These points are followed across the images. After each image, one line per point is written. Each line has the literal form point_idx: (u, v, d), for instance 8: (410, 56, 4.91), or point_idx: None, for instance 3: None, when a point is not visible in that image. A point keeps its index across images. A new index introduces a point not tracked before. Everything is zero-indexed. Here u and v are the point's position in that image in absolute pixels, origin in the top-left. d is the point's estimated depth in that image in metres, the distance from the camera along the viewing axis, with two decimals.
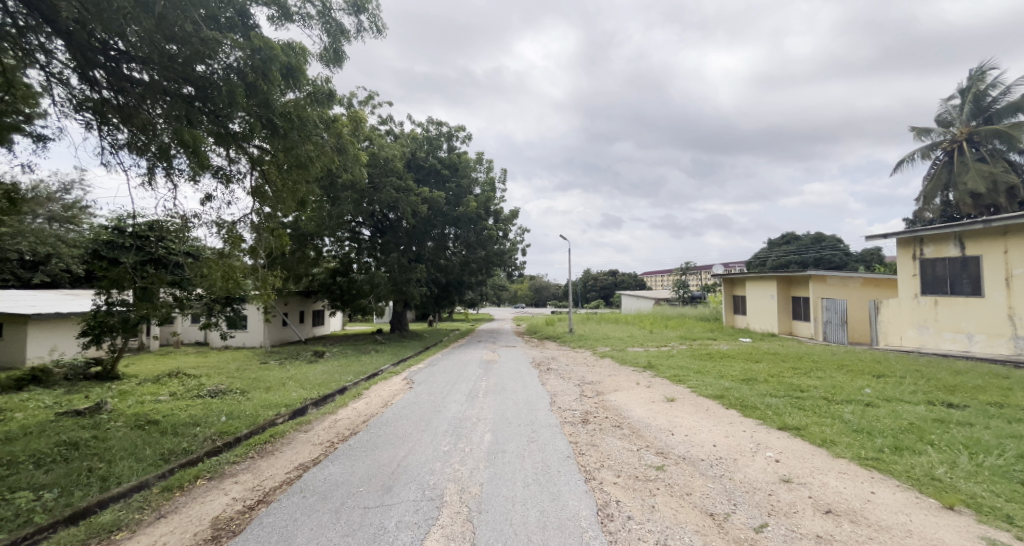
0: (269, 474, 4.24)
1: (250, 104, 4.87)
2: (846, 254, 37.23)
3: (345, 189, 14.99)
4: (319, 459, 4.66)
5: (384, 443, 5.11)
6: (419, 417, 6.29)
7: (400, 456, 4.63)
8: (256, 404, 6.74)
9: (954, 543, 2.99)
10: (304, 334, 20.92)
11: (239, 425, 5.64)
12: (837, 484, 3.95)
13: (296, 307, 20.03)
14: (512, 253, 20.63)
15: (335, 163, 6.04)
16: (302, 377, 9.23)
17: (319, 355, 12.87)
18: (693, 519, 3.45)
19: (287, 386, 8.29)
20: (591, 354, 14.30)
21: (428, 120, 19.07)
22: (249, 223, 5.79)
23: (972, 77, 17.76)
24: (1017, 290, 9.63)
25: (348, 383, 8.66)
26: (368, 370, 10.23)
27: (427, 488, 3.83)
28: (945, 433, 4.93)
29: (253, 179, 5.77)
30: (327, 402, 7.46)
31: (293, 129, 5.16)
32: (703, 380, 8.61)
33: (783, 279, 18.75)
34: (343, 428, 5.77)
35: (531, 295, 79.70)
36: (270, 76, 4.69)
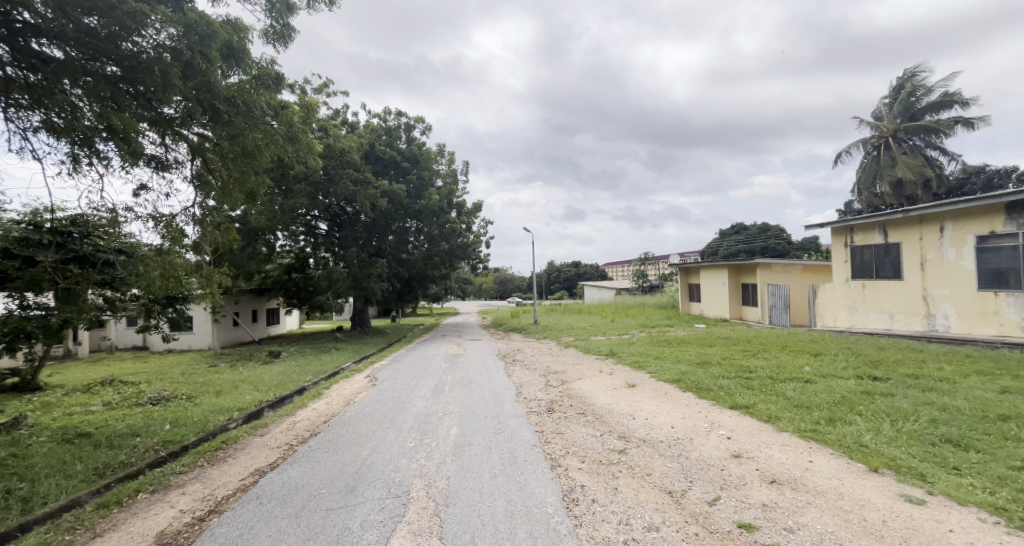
0: (222, 482, 4.12)
1: (187, 88, 4.62)
2: (789, 242, 39.62)
3: (297, 180, 14.38)
4: (277, 463, 4.55)
5: (347, 442, 5.05)
6: (384, 414, 6.25)
7: (364, 455, 4.59)
8: (204, 410, 6.46)
9: (876, 501, 3.34)
10: (257, 335, 20.06)
11: (186, 433, 5.40)
12: (780, 456, 4.30)
13: (247, 306, 19.15)
14: (476, 245, 20.56)
15: (286, 153, 5.86)
16: (256, 379, 8.90)
17: (275, 356, 12.41)
18: (653, 498, 3.66)
19: (239, 389, 8.00)
20: (556, 344, 14.60)
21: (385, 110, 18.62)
22: (190, 216, 5.51)
23: (904, 78, 19.37)
24: (930, 273, 10.63)
25: (308, 383, 8.46)
26: (328, 369, 9.99)
27: (393, 485, 3.85)
28: (872, 404, 5.42)
29: (194, 167, 5.48)
30: (284, 403, 7.25)
31: (237, 115, 5.00)
32: (661, 365, 9.03)
33: (735, 267, 19.74)
34: (302, 430, 5.64)
35: (494, 288, 79.67)
36: (209, 55, 4.52)
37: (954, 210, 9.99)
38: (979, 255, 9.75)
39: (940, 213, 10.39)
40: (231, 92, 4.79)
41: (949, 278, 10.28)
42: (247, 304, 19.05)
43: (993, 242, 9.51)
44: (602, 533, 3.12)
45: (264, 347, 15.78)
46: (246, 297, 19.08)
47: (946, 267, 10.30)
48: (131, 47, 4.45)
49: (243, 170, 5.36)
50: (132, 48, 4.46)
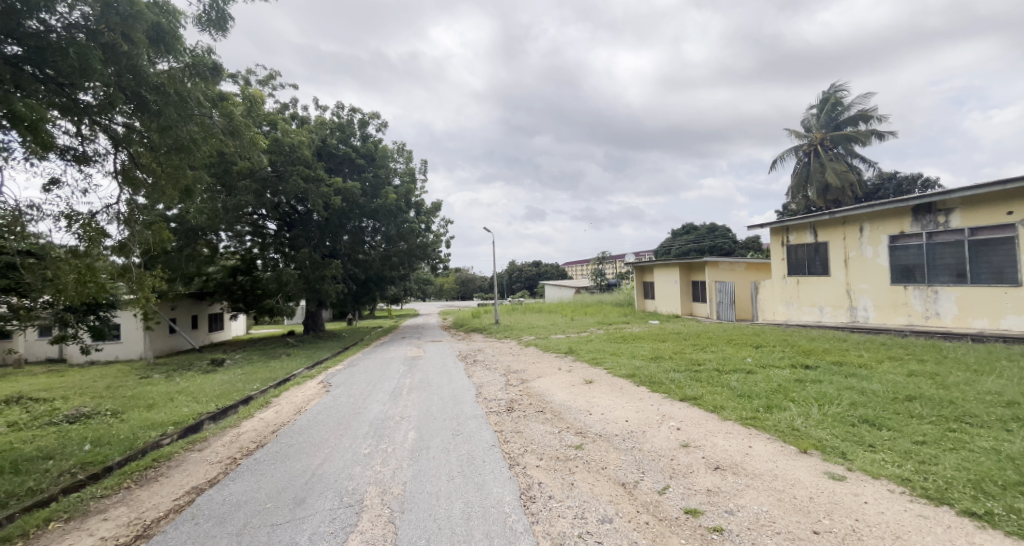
0: (152, 504, 3.88)
1: (108, 73, 4.32)
2: (734, 241, 41.91)
3: (242, 176, 13.60)
4: (217, 478, 4.34)
5: (297, 452, 4.89)
6: (338, 420, 6.08)
7: (316, 465, 4.47)
8: (132, 426, 6.02)
9: (805, 480, 3.63)
10: (198, 342, 18.89)
11: (110, 452, 5.02)
12: (724, 443, 4.57)
13: (186, 311, 18.00)
14: (436, 245, 20.34)
15: (227, 148, 5.60)
16: (195, 389, 8.42)
17: (218, 364, 11.75)
18: (607, 490, 3.80)
19: (175, 401, 7.52)
20: (516, 343, 14.71)
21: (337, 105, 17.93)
22: (113, 214, 5.14)
23: (826, 93, 21.04)
24: (852, 269, 11.57)
25: (255, 391, 8.10)
26: (277, 376, 9.59)
27: (345, 494, 3.77)
28: (804, 390, 5.85)
29: (117, 161, 5.11)
30: (227, 414, 6.90)
31: (168, 105, 4.71)
32: (617, 361, 9.36)
33: (686, 265, 20.64)
34: (248, 442, 5.40)
35: (454, 288, 79.04)
36: (133, 36, 4.28)
37: (875, 212, 10.93)
38: (892, 253, 10.71)
39: (862, 214, 11.31)
40: (160, 79, 4.56)
41: (868, 274, 11.23)
42: (185, 310, 17.89)
43: (904, 241, 10.47)
44: (558, 529, 3.20)
45: (206, 355, 14.91)
46: (185, 301, 17.92)
47: (866, 264, 11.25)
48: (39, 27, 4.11)
49: (176, 166, 5.03)
50: (40, 27, 4.12)
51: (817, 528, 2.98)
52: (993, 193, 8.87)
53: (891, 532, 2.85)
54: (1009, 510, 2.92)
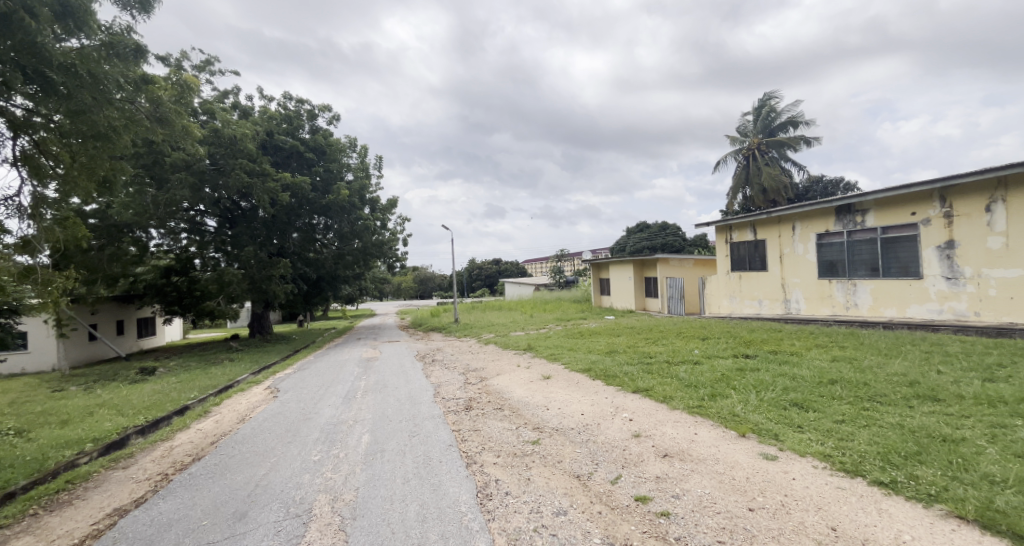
0: (66, 530, 3.58)
1: (8, 51, 3.94)
2: (683, 239, 43.86)
3: (176, 169, 12.75)
4: (145, 497, 4.07)
5: (239, 463, 4.68)
6: (286, 427, 5.87)
7: (260, 475, 4.30)
8: (43, 445, 5.48)
9: (743, 462, 3.89)
10: (124, 349, 17.50)
11: (14, 476, 4.54)
12: (672, 431, 4.81)
13: (109, 316, 16.63)
14: (392, 243, 19.92)
15: (154, 135, 5.35)
16: (120, 402, 7.79)
17: (149, 373, 10.93)
18: (562, 483, 3.90)
19: (96, 415, 6.93)
20: (475, 341, 14.71)
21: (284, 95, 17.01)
22: (16, 206, 4.72)
23: (760, 100, 22.47)
24: (786, 265, 12.44)
25: (191, 400, 7.62)
26: (218, 383, 9.07)
27: (292, 504, 3.66)
28: (743, 378, 6.26)
29: (19, 146, 4.68)
30: (158, 428, 6.47)
31: (81, 88, 4.34)
32: (574, 356, 9.59)
33: (639, 262, 21.36)
34: (182, 455, 5.11)
35: (412, 287, 77.73)
36: (37, 11, 3.94)
37: (806, 212, 11.79)
38: (820, 249, 11.60)
39: (795, 214, 12.17)
40: (68, 59, 4.15)
41: (799, 269, 12.10)
42: (108, 314, 16.55)
43: (830, 239, 11.36)
44: (514, 524, 3.26)
45: (137, 363, 13.83)
46: (108, 305, 16.56)
47: (798, 260, 12.12)
48: None
49: (92, 155, 4.75)
50: None
51: (752, 506, 3.20)
52: (903, 195, 9.81)
53: (813, 504, 3.11)
54: (909, 477, 3.28)
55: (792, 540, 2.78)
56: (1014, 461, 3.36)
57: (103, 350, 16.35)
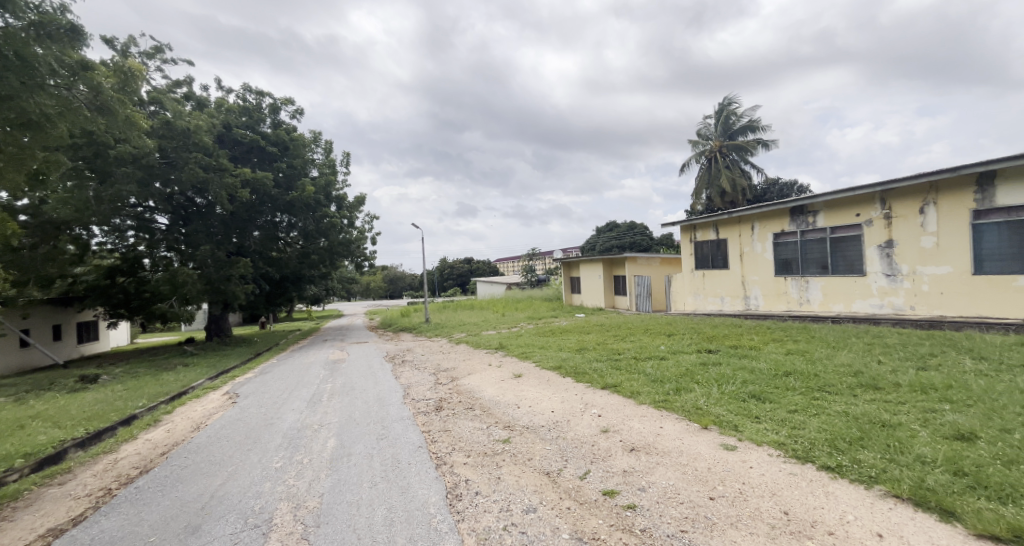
0: None
1: None
2: (651, 238, 44.90)
3: (120, 162, 11.85)
4: (85, 515, 3.84)
5: (194, 473, 4.49)
6: (246, 434, 5.67)
7: (216, 486, 4.13)
8: None
9: (705, 453, 4.05)
10: (60, 355, 16.42)
11: None
12: (638, 426, 4.93)
13: (42, 320, 15.54)
14: (360, 242, 19.50)
15: (96, 125, 5.03)
16: (59, 412, 7.30)
17: (92, 381, 10.28)
18: (532, 481, 3.93)
19: (31, 427, 6.46)
20: (446, 341, 14.59)
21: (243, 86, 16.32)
22: None
23: (721, 104, 23.31)
24: (746, 264, 12.95)
25: (140, 409, 7.22)
26: (170, 389, 8.64)
27: (250, 515, 3.54)
28: (705, 372, 6.49)
29: None
30: (101, 439, 6.11)
31: (8, 70, 4.11)
32: (545, 354, 9.68)
33: (608, 261, 21.75)
34: (128, 469, 4.84)
35: (382, 287, 76.37)
36: None
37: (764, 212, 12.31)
38: (777, 248, 12.14)
39: (754, 214, 12.68)
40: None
41: (758, 267, 12.62)
42: (42, 318, 15.49)
43: (785, 238, 11.91)
44: (483, 524, 3.27)
45: (81, 370, 13.00)
46: (41, 309, 15.46)
47: (757, 258, 12.64)
48: None
49: (24, 144, 4.44)
50: None
51: (713, 495, 3.33)
52: (851, 197, 10.40)
53: (768, 490, 3.27)
54: (853, 461, 3.50)
55: (749, 525, 2.91)
56: (943, 443, 3.63)
57: (37, 357, 15.28)
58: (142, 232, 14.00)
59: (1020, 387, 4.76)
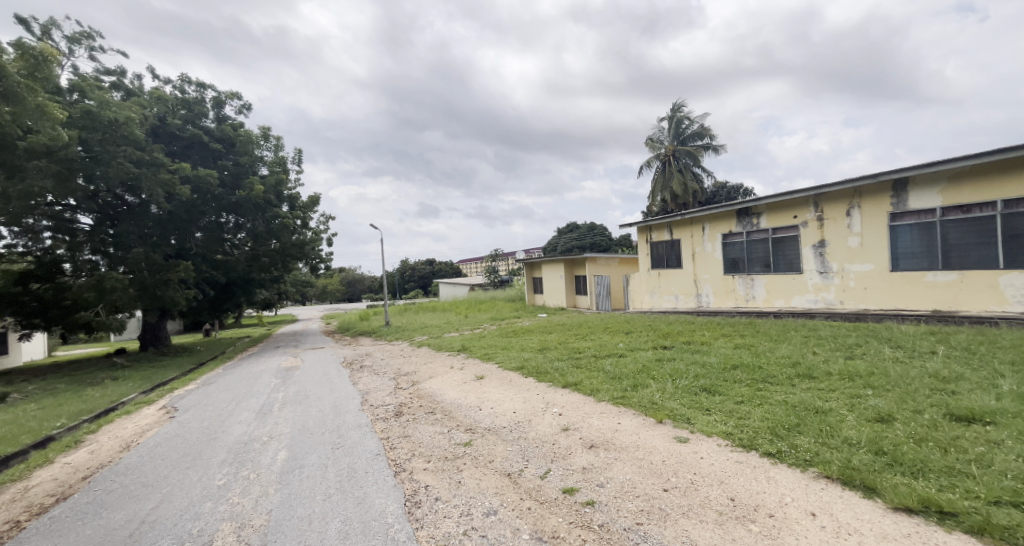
0: None
1: None
2: (611, 239, 45.94)
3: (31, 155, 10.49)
4: None
5: (124, 497, 4.16)
6: (184, 451, 5.30)
7: (147, 510, 3.84)
8: None
9: (660, 446, 4.17)
10: None
11: None
12: (598, 423, 5.01)
13: None
14: (316, 244, 18.79)
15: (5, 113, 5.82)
16: None
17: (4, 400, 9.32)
18: (493, 483, 3.91)
19: None
20: (406, 344, 14.29)
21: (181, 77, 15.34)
22: None
23: (673, 110, 24.22)
24: (698, 263, 13.49)
25: (58, 430, 6.61)
26: (97, 406, 7.97)
27: (188, 538, 3.32)
28: (661, 368, 6.70)
29: None
30: (11, 465, 5.54)
31: None
32: (507, 354, 9.68)
33: (569, 261, 22.05)
34: (42, 497, 4.41)
35: (341, 290, 74.03)
36: None
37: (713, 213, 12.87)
38: (725, 248, 12.74)
39: (704, 215, 13.23)
40: None
41: (708, 266, 13.18)
42: None
43: (733, 238, 12.51)
44: (443, 530, 3.22)
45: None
46: None
47: (707, 258, 13.20)
48: None
49: None
50: None
51: (667, 486, 3.43)
52: (790, 199, 11.07)
53: (718, 478, 3.42)
54: (791, 447, 3.71)
55: (699, 514, 3.02)
56: (867, 426, 3.91)
57: None
58: (60, 233, 12.78)
59: (931, 372, 5.21)
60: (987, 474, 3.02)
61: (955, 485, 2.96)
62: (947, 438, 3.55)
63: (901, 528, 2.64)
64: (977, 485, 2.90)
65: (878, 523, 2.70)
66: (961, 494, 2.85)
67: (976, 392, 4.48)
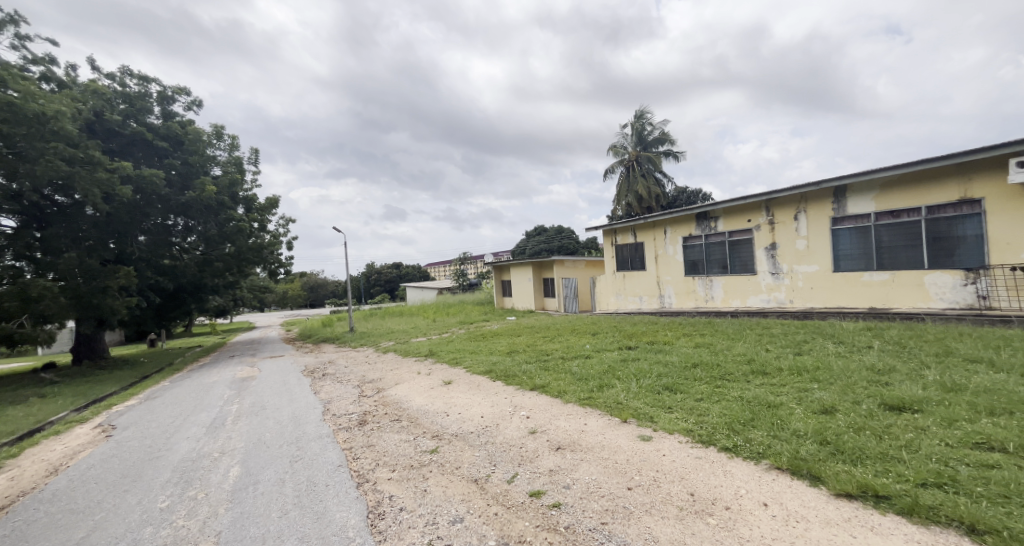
0: None
1: None
2: (578, 242, 46.57)
3: None
4: None
5: (52, 527, 3.83)
6: (124, 472, 4.95)
7: (78, 539, 3.55)
8: None
9: (625, 445, 4.23)
10: None
11: None
12: (564, 424, 5.05)
13: None
14: (275, 248, 18.09)
15: None
16: None
17: None
18: (459, 490, 3.86)
19: None
20: (372, 351, 13.94)
21: (122, 70, 14.45)
22: None
23: (636, 117, 24.87)
24: (660, 265, 13.87)
25: None
26: (22, 427, 7.33)
27: None
28: (626, 368, 6.82)
29: None
30: None
31: None
32: (476, 359, 9.60)
33: (537, 264, 22.19)
34: None
35: (303, 295, 71.63)
36: None
37: (674, 217, 13.27)
38: (685, 250, 13.15)
39: (666, 219, 13.62)
40: None
41: (670, 268, 13.57)
42: None
43: (693, 241, 12.93)
44: (407, 540, 3.15)
45: None
46: None
47: (669, 260, 13.59)
48: None
49: None
50: None
51: (631, 485, 3.48)
52: (744, 204, 11.56)
53: (679, 474, 3.50)
54: (746, 441, 3.84)
55: (660, 510, 3.08)
56: (812, 417, 4.12)
57: None
58: None
59: (869, 365, 5.55)
60: (915, 458, 3.24)
61: (888, 470, 3.15)
62: (881, 427, 3.78)
63: (842, 513, 2.79)
64: (906, 469, 3.09)
65: (822, 510, 2.84)
66: (894, 478, 3.03)
67: (907, 382, 4.81)
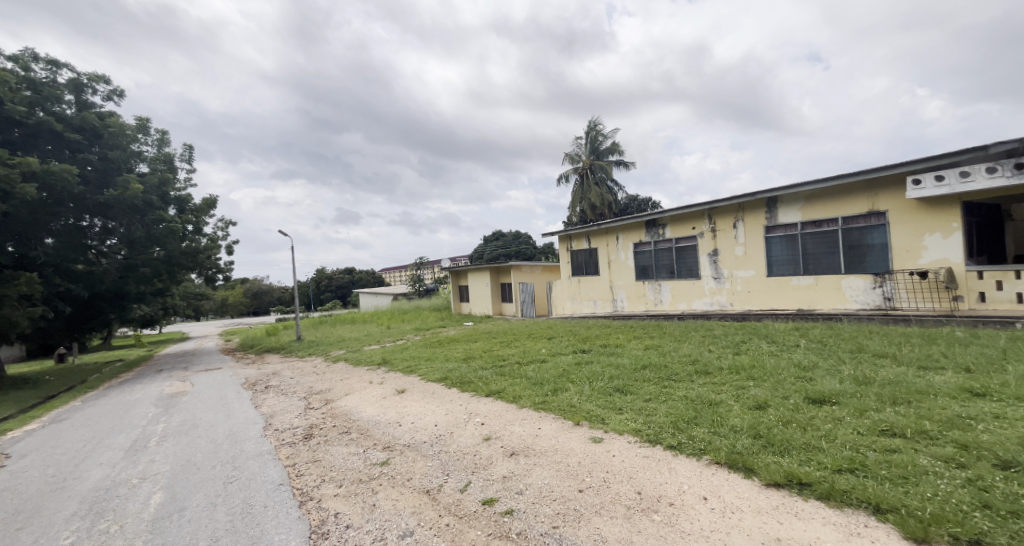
0: None
1: None
2: (535, 247, 47.08)
3: None
4: None
5: None
6: (24, 507, 4.45)
7: None
8: None
9: (577, 448, 4.30)
10: None
11: None
12: (518, 430, 5.06)
13: None
14: (213, 252, 17.03)
15: None
16: None
17: None
18: (410, 503, 3.76)
19: None
20: (322, 360, 13.37)
21: (27, 52, 13.15)
22: None
23: (589, 126, 25.57)
24: (613, 270, 14.27)
25: None
26: None
27: None
28: (579, 372, 6.94)
29: None
30: None
31: None
32: (431, 366, 9.44)
33: (495, 269, 22.21)
34: None
35: (246, 302, 67.69)
36: None
37: (625, 224, 13.72)
38: (636, 256, 13.62)
39: (618, 226, 14.05)
40: None
41: (622, 273, 14.00)
42: None
43: (643, 247, 13.41)
44: None
45: None
46: None
47: (621, 265, 14.02)
48: None
49: None
50: None
51: (582, 487, 3.54)
52: (690, 212, 12.13)
53: (626, 474, 3.60)
54: (689, 438, 4.02)
55: (608, 511, 3.15)
56: (748, 413, 4.37)
57: None
58: None
59: (798, 362, 5.95)
60: (833, 446, 3.51)
61: (810, 459, 3.39)
62: (805, 419, 4.07)
63: (771, 501, 2.96)
64: (825, 457, 3.35)
65: (754, 500, 3.01)
66: (815, 466, 3.27)
67: (827, 377, 5.21)
